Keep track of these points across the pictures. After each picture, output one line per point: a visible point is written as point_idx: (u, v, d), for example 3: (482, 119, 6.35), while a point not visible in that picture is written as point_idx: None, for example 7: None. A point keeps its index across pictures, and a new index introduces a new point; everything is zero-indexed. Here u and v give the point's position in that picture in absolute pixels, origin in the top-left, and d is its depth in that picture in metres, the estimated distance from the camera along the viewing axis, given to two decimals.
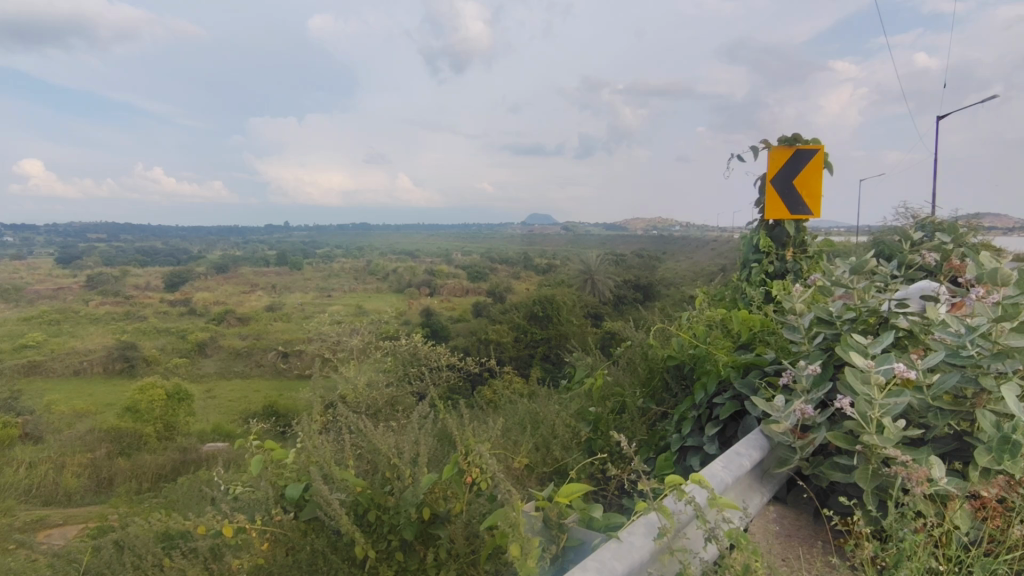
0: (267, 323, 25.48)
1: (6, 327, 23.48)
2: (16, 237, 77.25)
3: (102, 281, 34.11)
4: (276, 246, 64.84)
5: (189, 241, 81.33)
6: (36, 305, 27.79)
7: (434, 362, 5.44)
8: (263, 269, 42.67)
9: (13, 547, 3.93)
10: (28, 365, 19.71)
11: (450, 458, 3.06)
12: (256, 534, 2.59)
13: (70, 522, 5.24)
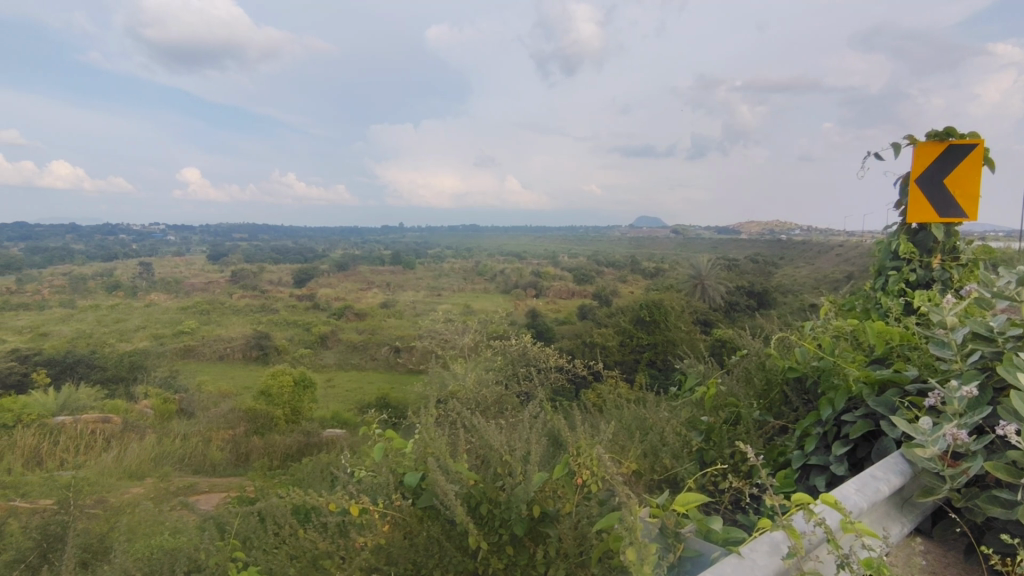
0: (381, 319, 26.88)
1: (167, 314, 26.74)
2: (174, 237, 87.86)
3: (244, 276, 37.79)
4: (392, 247, 68.37)
5: (314, 241, 87.94)
6: (192, 296, 31.41)
7: (542, 363, 5.48)
8: (380, 268, 45.25)
9: (173, 509, 4.42)
10: (183, 350, 22.12)
11: (559, 459, 3.09)
12: (378, 516, 2.76)
13: (215, 489, 5.81)
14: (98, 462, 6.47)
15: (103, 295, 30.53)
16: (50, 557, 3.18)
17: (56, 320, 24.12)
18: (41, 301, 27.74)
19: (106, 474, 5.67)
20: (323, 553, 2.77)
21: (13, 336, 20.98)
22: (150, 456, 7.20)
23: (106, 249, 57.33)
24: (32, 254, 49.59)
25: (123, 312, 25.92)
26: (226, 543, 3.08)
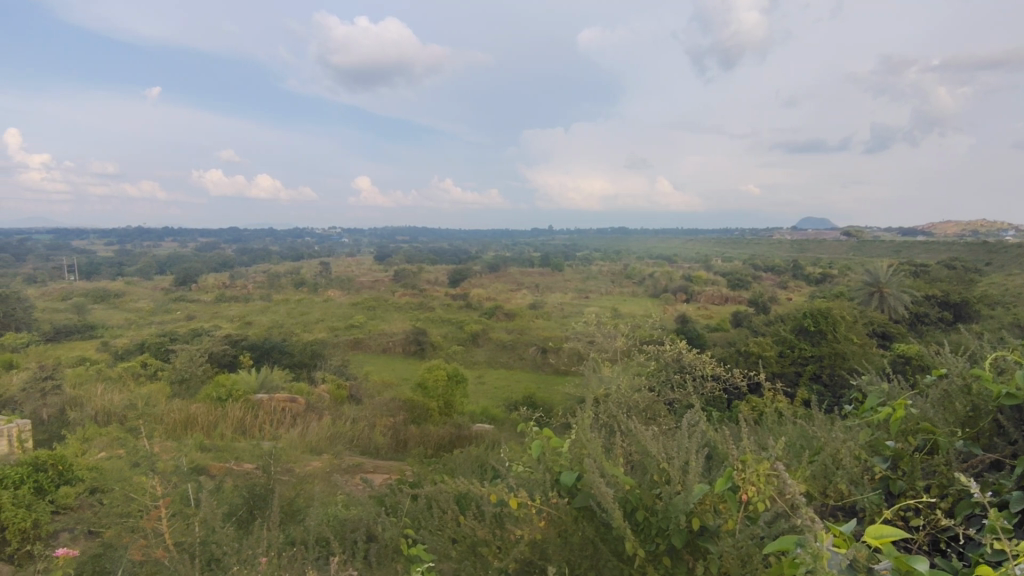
0: (529, 319, 26.04)
1: (341, 309, 29.74)
2: (351, 240, 97.42)
3: (406, 277, 40.47)
4: (540, 249, 69.24)
5: (468, 242, 91.88)
6: (361, 293, 34.66)
7: (697, 371, 5.19)
8: (528, 270, 46.12)
9: (344, 483, 4.95)
10: (352, 340, 22.73)
11: (719, 473, 2.91)
12: (535, 511, 2.76)
13: (378, 467, 6.39)
14: (287, 435, 7.47)
15: (293, 291, 34.67)
16: (255, 514, 3.65)
17: (257, 310, 27.77)
18: (246, 294, 32.19)
19: (293, 447, 6.43)
20: (482, 540, 2.88)
21: (226, 320, 24.50)
22: (328, 435, 8.02)
23: (297, 250, 66.07)
24: (242, 255, 58.29)
25: (307, 306, 29.29)
26: (399, 521, 3.34)
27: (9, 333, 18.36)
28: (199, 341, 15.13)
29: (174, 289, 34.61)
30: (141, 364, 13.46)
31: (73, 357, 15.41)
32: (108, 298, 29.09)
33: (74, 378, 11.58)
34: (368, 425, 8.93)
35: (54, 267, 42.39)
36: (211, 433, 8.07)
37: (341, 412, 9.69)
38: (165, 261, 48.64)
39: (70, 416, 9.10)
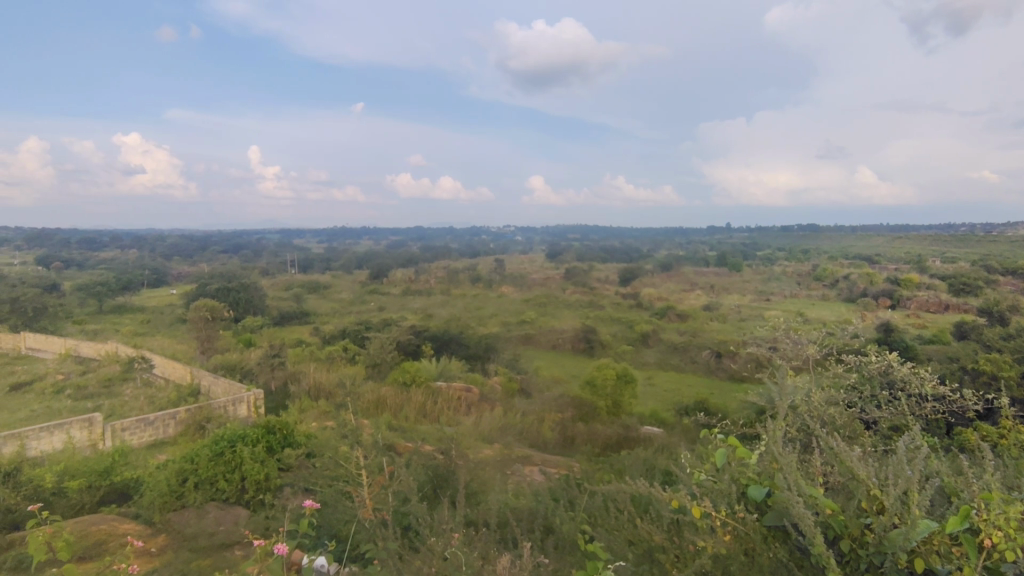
0: (705, 322, 22.73)
1: (510, 300, 30.91)
2: (519, 238, 100.50)
3: (576, 274, 40.15)
4: (719, 247, 64.15)
5: (640, 239, 88.83)
6: (531, 288, 35.63)
7: (913, 389, 4.44)
8: (704, 268, 43.06)
9: (517, 474, 5.11)
10: (522, 336, 20.68)
11: (948, 510, 2.46)
12: (719, 523, 2.56)
13: (548, 459, 6.51)
14: (463, 424, 7.95)
15: (469, 286, 36.69)
16: (439, 493, 3.92)
17: (437, 303, 29.90)
18: (428, 288, 34.83)
19: (470, 435, 6.80)
20: (659, 546, 2.78)
21: (411, 312, 26.73)
22: (498, 426, 8.30)
23: (474, 247, 70.10)
24: (427, 251, 63.39)
25: (480, 299, 30.81)
26: (576, 516, 3.36)
27: (249, 316, 22.20)
28: (389, 330, 16.70)
29: (369, 282, 38.87)
30: (343, 348, 15.28)
31: (293, 339, 18.08)
32: (319, 289, 33.73)
33: (294, 356, 13.60)
34: (536, 418, 9.02)
35: (283, 262, 50.31)
36: (398, 414, 8.95)
37: (511, 405, 9.92)
38: (365, 256, 54.91)
39: (291, 390, 10.72)
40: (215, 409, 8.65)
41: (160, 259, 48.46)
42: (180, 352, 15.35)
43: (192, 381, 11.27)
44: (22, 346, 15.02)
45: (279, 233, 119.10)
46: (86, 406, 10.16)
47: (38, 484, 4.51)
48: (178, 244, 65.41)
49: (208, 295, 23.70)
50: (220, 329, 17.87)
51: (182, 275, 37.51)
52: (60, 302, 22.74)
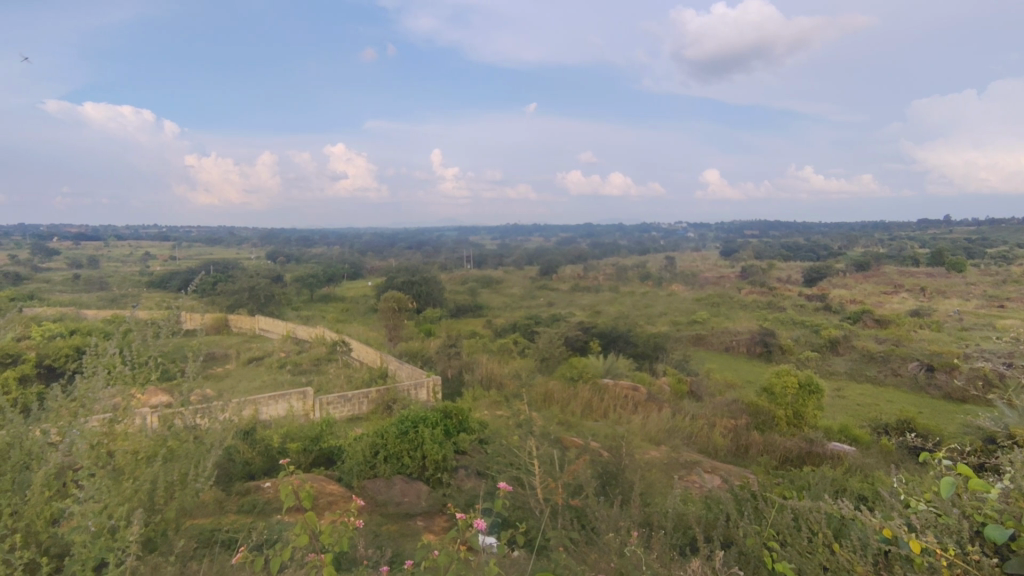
0: (914, 330, 19.64)
1: (678, 297, 29.78)
2: (684, 234, 96.32)
3: (752, 272, 37.21)
4: (934, 245, 54.85)
5: (827, 236, 79.81)
6: (701, 287, 33.98)
7: None
8: (912, 268, 37.23)
9: (687, 480, 4.90)
10: (691, 337, 19.77)
11: None
12: (942, 562, 2.21)
13: (722, 467, 6.12)
14: (631, 422, 7.82)
15: (635, 283, 36.06)
16: (608, 490, 3.93)
17: (606, 299, 29.84)
18: (594, 285, 34.90)
19: (640, 435, 6.66)
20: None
21: (578, 308, 27.01)
22: (666, 428, 8.02)
23: (645, 244, 68.62)
24: (598, 249, 63.38)
25: (646, 297, 30.18)
26: (761, 531, 3.13)
27: (430, 307, 24.19)
28: (557, 326, 17.04)
29: (537, 278, 40.09)
30: (513, 341, 15.94)
31: (470, 331, 19.28)
32: (491, 284, 35.70)
33: (470, 347, 14.52)
34: (707, 423, 8.54)
35: (461, 258, 54.09)
36: (566, 409, 9.10)
37: (681, 407, 9.51)
38: (534, 253, 56.75)
39: (466, 378, 11.48)
40: (402, 391, 9.56)
41: (362, 256, 55.28)
42: (374, 338, 17.26)
43: (383, 364, 12.60)
44: (259, 326, 18.10)
45: (452, 231, 128.16)
46: (302, 380, 11.94)
47: (269, 443, 5.36)
48: (374, 242, 73.55)
49: (396, 287, 26.31)
50: (408, 319, 19.66)
51: (376, 269, 42.23)
52: (285, 290, 27.00)
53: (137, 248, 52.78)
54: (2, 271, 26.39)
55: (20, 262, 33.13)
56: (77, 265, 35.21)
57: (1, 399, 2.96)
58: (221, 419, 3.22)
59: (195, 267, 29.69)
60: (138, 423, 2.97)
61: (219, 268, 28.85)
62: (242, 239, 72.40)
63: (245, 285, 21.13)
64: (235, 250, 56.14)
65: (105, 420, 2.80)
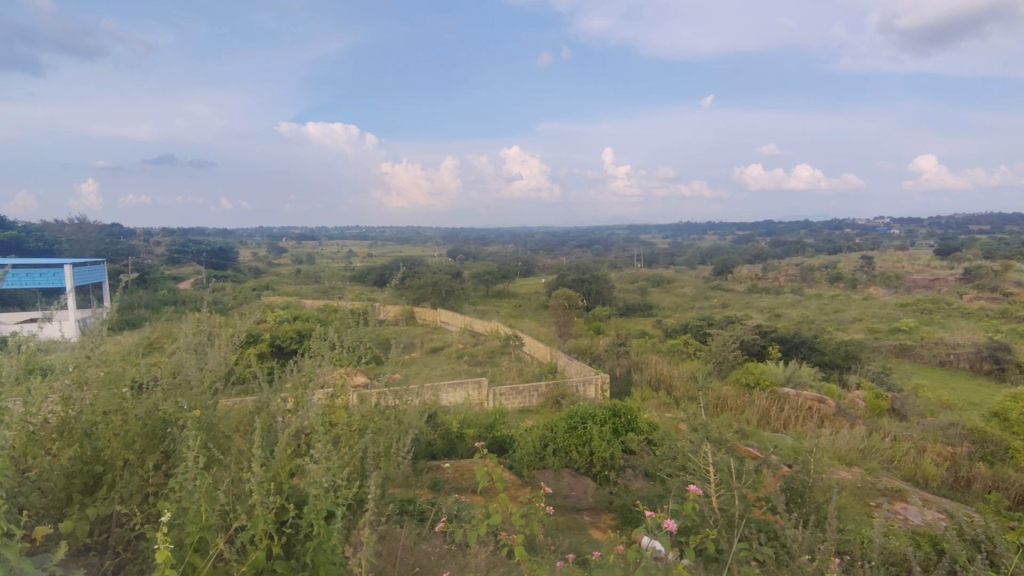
0: None
1: (878, 301, 26.22)
2: (885, 231, 84.22)
3: (978, 274, 31.35)
4: None
5: None
6: (909, 291, 29.48)
7: None
8: None
9: (885, 510, 4.34)
10: (894, 347, 17.28)
11: None
12: None
13: (932, 498, 5.29)
14: (816, 437, 7.09)
15: (823, 286, 32.49)
16: (794, 507, 3.63)
17: (787, 302, 27.35)
18: (774, 286, 32.19)
19: (829, 453, 6.01)
20: None
21: (755, 310, 25.13)
22: (860, 448, 7.13)
23: (838, 242, 61.38)
24: (782, 248, 58.29)
25: (840, 301, 27.00)
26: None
27: (599, 305, 24.35)
28: (733, 328, 16.07)
29: (709, 279, 38.09)
30: (684, 343, 15.38)
31: (637, 330, 19.00)
32: (661, 284, 34.83)
33: (638, 346, 14.36)
34: (913, 447, 7.43)
35: (630, 257, 53.45)
36: (738, 416, 8.55)
37: (880, 426, 8.38)
38: (708, 251, 54.07)
39: (634, 378, 11.41)
40: (570, 387, 9.88)
41: (536, 254, 57.46)
42: (544, 334, 17.88)
43: (552, 360, 13.03)
44: (440, 318, 19.79)
45: (618, 230, 127.03)
46: (478, 370, 12.82)
47: (448, 426, 5.84)
48: (545, 241, 75.73)
49: (565, 284, 26.96)
50: (575, 317, 19.98)
51: (547, 266, 43.57)
52: (464, 286, 29.12)
53: (344, 247, 60.65)
54: (247, 266, 32.18)
55: (262, 258, 40.14)
56: (300, 261, 41.46)
57: (253, 370, 3.59)
58: (413, 402, 3.58)
59: (390, 263, 33.34)
60: (351, 398, 3.40)
61: (409, 264, 31.94)
62: (423, 239, 79.43)
63: (429, 281, 23.18)
64: (425, 248, 61.73)
65: (328, 393, 3.24)
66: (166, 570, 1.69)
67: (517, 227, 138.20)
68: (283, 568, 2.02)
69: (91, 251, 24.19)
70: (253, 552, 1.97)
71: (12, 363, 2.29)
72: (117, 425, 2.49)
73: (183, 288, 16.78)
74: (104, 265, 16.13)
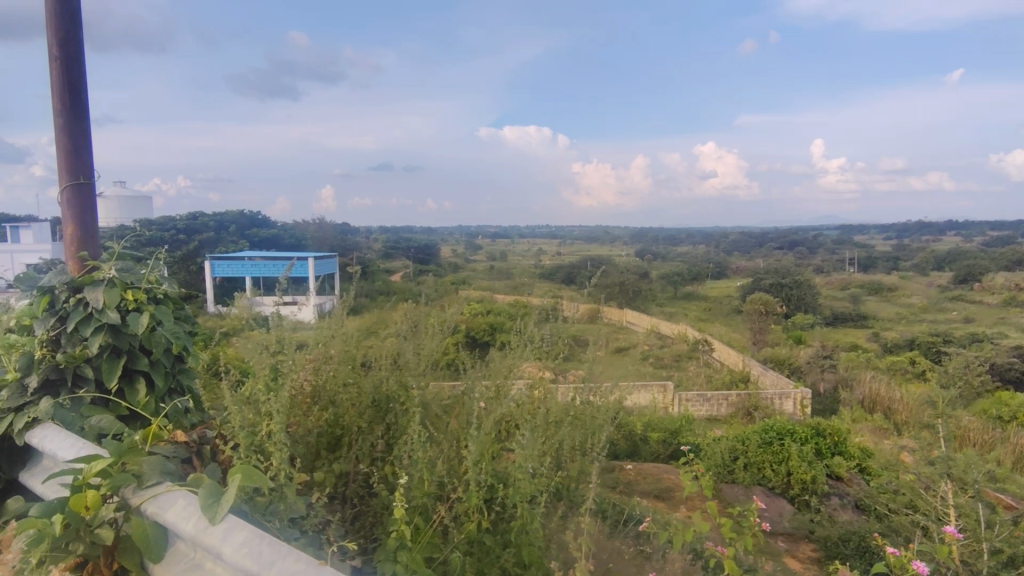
0: None
1: None
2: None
3: None
4: None
5: None
6: None
7: None
8: None
9: None
10: None
11: None
12: None
13: None
14: None
15: None
16: None
17: None
18: None
19: None
20: None
21: (1015, 328, 20.74)
22: None
23: None
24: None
25: None
26: None
27: (801, 313, 22.36)
28: (980, 347, 13.57)
29: (948, 288, 32.35)
30: (910, 361, 13.45)
31: (850, 343, 17.08)
32: (881, 291, 30.62)
33: (850, 361, 12.98)
34: None
35: (843, 260, 47.73)
36: (983, 453, 7.21)
37: None
38: (950, 254, 45.78)
39: (844, 397, 10.65)
40: (764, 399, 10.47)
41: (729, 256, 54.11)
42: (737, 341, 17.12)
43: (745, 369, 12.95)
44: (624, 319, 19.85)
45: (824, 229, 113.57)
46: (664, 374, 12.86)
47: (631, 430, 5.97)
48: (739, 242, 71.13)
49: (761, 289, 25.11)
50: (774, 324, 18.66)
51: (741, 269, 40.86)
52: (652, 288, 28.95)
53: (535, 245, 63.76)
54: (452, 262, 35.74)
55: (461, 255, 44.11)
56: (496, 257, 44.75)
57: (457, 356, 3.94)
58: (607, 399, 3.61)
59: (579, 261, 34.32)
60: (548, 392, 3.54)
61: (597, 263, 32.61)
62: (608, 237, 79.93)
63: (617, 281, 23.50)
64: (612, 248, 61.95)
65: (526, 386, 3.42)
66: (400, 527, 1.94)
67: (703, 226, 131.23)
68: (490, 542, 2.19)
69: (329, 246, 28.93)
70: (467, 522, 2.17)
71: (278, 338, 2.78)
72: (353, 396, 2.89)
73: (397, 280, 19.17)
74: (339, 258, 19.16)
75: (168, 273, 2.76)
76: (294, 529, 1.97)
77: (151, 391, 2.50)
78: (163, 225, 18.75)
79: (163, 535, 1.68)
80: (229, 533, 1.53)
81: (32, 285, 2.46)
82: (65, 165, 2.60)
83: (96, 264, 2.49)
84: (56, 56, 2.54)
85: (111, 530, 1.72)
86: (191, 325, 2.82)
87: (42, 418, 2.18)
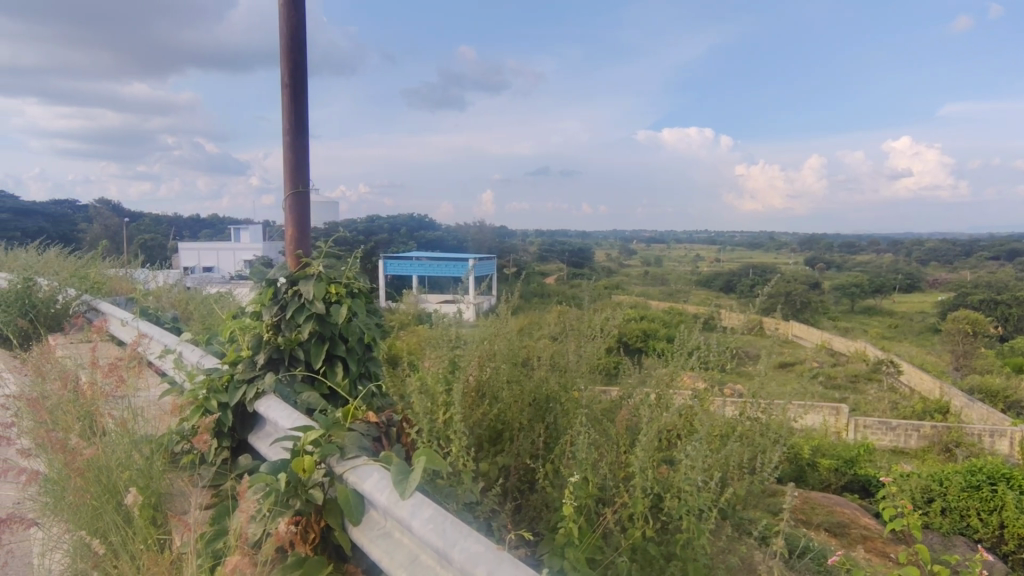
0: None
1: None
2: None
3: None
4: None
5: None
6: None
7: None
8: None
9: None
10: None
11: None
12: None
13: None
14: None
15: None
16: None
17: None
18: None
19: None
20: None
21: None
22: None
23: None
24: None
25: None
26: None
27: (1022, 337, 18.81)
28: None
29: None
30: None
31: None
32: None
33: None
34: None
35: None
36: None
37: None
38: None
39: None
40: (968, 434, 9.13)
41: (924, 266, 47.12)
42: (933, 366, 14.92)
43: (942, 397, 11.30)
44: (791, 332, 18.25)
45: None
46: (838, 394, 11.67)
47: (797, 454, 5.50)
48: (938, 250, 61.53)
49: (967, 306, 21.50)
50: (984, 347, 15.91)
51: (940, 282, 35.31)
52: (825, 299, 26.22)
53: (691, 250, 61.16)
54: (604, 266, 35.65)
55: (613, 259, 43.76)
56: (650, 262, 43.75)
57: (615, 362, 3.89)
58: (780, 417, 3.31)
59: (741, 269, 32.25)
60: (711, 404, 3.34)
61: (761, 271, 30.44)
62: (773, 242, 73.91)
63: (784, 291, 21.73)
64: (779, 255, 57.28)
65: (688, 397, 3.25)
66: (568, 525, 1.97)
67: (889, 233, 115.62)
68: (653, 550, 2.14)
69: (487, 248, 30.52)
70: (631, 528, 2.14)
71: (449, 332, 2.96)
72: (517, 393, 2.98)
73: (550, 282, 19.65)
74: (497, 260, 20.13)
75: (363, 270, 3.10)
76: (466, 513, 2.09)
77: (346, 374, 2.85)
78: (348, 226, 21.16)
79: (361, 502, 1.90)
80: (417, 509, 1.68)
81: (260, 277, 2.90)
82: (290, 175, 3.05)
83: (308, 260, 2.88)
84: (286, 83, 2.99)
85: (321, 492, 1.99)
86: (379, 318, 3.15)
87: (266, 391, 2.59)
